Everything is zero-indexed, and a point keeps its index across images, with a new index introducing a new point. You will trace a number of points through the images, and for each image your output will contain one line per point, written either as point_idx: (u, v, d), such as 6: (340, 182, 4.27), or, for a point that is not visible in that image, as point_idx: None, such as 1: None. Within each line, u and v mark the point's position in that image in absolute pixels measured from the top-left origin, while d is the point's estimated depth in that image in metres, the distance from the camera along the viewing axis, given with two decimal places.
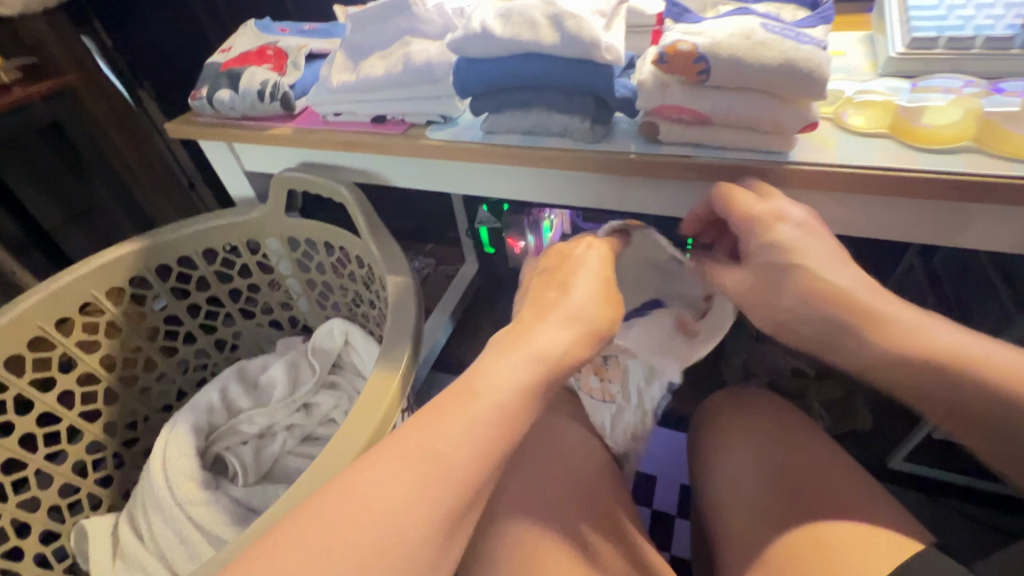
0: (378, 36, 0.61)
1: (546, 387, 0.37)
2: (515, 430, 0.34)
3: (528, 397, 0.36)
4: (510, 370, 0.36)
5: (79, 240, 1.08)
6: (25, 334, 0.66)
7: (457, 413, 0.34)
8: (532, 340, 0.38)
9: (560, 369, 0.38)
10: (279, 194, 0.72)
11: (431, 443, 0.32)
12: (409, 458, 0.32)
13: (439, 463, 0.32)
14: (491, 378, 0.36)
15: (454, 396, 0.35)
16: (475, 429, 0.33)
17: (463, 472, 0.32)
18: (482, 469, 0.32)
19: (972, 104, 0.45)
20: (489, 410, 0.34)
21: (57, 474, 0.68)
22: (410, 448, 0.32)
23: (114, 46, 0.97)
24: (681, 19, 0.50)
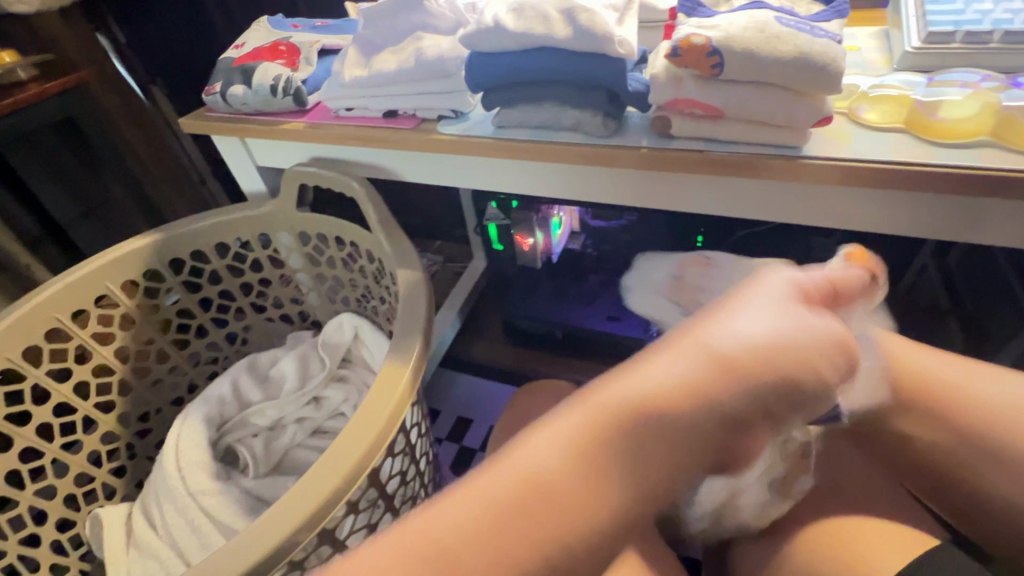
0: (390, 32, 0.61)
1: (605, 459, 0.33)
2: (540, 517, 0.30)
3: (570, 473, 0.32)
4: (584, 439, 0.33)
5: (93, 235, 1.10)
6: (42, 325, 0.67)
7: (497, 490, 0.31)
8: (606, 397, 0.35)
9: (632, 437, 0.33)
10: (291, 189, 0.72)
11: (430, 527, 0.30)
12: (403, 542, 0.30)
13: (432, 550, 0.29)
14: (528, 448, 0.33)
15: (499, 472, 0.33)
16: (489, 510, 0.31)
17: (479, 558, 0.29)
18: (492, 562, 0.29)
19: (990, 98, 0.44)
20: (542, 488, 0.31)
21: (72, 463, 0.69)
22: (408, 532, 0.30)
23: (127, 43, 0.98)
24: (694, 13, 0.50)
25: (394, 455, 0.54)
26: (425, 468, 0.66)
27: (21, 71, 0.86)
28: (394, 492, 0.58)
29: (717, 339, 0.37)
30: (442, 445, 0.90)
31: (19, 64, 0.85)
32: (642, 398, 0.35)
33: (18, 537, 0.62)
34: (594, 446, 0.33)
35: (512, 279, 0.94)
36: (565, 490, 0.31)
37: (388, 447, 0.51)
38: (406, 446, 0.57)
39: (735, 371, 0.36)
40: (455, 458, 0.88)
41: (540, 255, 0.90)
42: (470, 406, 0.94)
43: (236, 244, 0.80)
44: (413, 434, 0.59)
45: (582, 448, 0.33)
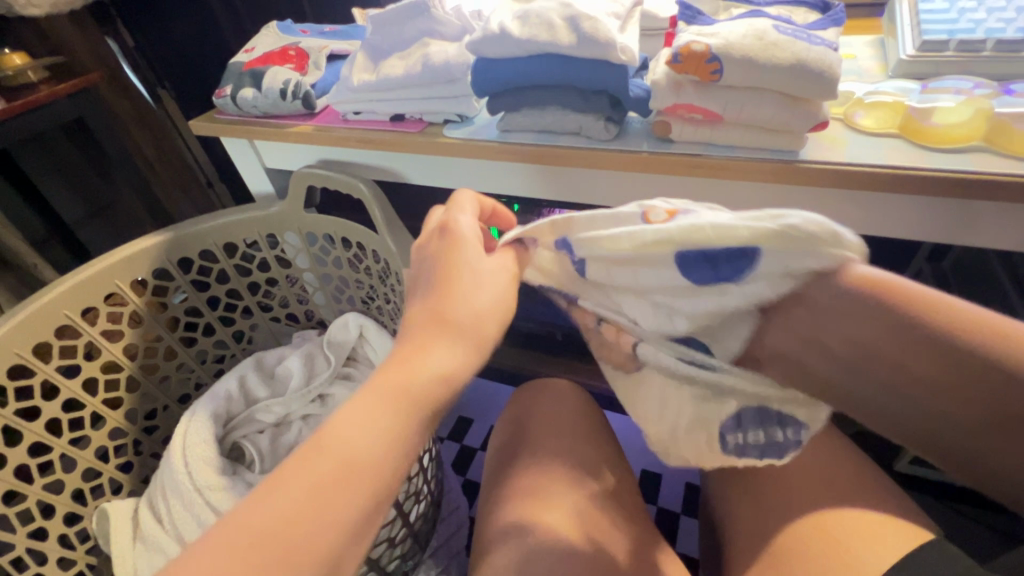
0: (397, 38, 0.63)
1: (421, 423, 0.34)
2: (378, 480, 0.32)
3: (395, 442, 0.33)
4: (378, 422, 0.33)
5: (100, 235, 1.11)
6: (53, 322, 0.68)
7: (296, 522, 0.29)
8: (407, 369, 0.35)
9: (435, 403, 0.35)
10: (299, 189, 0.73)
11: (273, 521, 0.29)
12: (249, 541, 0.28)
13: (292, 546, 0.29)
14: (353, 430, 0.32)
15: (288, 501, 0.30)
16: (333, 488, 0.31)
17: (328, 526, 0.30)
18: (349, 526, 0.31)
19: (983, 104, 0.45)
20: (354, 496, 0.31)
21: (81, 458, 0.70)
22: (254, 530, 0.29)
23: (136, 48, 1.00)
24: (694, 21, 0.51)
25: None
26: (428, 464, 0.67)
27: (31, 73, 0.87)
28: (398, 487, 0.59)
29: (458, 302, 0.38)
30: (443, 444, 0.91)
31: (29, 66, 0.85)
32: (411, 355, 0.36)
33: (28, 530, 0.63)
34: (408, 408, 0.34)
35: None
36: (376, 482, 0.32)
37: None
38: None
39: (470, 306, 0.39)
40: (456, 457, 0.89)
41: None
42: (471, 405, 0.95)
43: (244, 244, 0.81)
44: None
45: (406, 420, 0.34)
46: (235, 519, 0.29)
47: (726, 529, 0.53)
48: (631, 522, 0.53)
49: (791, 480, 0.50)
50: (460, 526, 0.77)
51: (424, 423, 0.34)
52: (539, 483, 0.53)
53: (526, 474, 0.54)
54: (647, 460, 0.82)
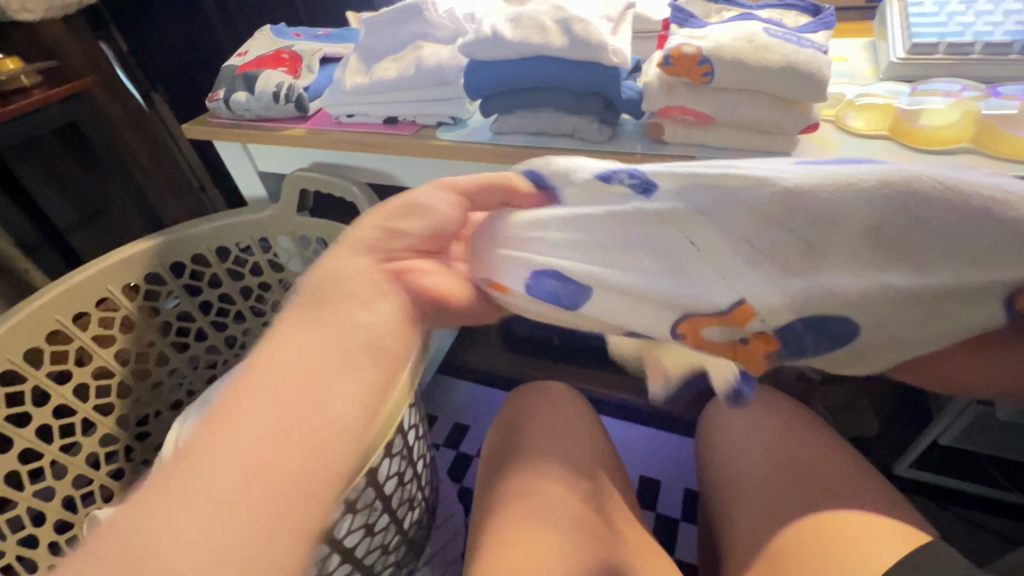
0: (390, 41, 0.63)
1: (347, 315, 0.33)
2: (315, 369, 0.31)
3: (322, 334, 0.32)
4: (299, 328, 0.32)
5: (92, 241, 1.11)
6: (44, 327, 0.67)
7: (228, 428, 0.28)
8: (318, 279, 0.35)
9: (357, 294, 0.34)
10: (291, 192, 0.73)
11: (207, 442, 0.27)
12: (188, 467, 0.27)
13: (228, 454, 0.27)
14: (275, 343, 0.32)
15: (217, 418, 0.28)
16: (262, 391, 0.29)
17: (266, 426, 0.28)
18: (286, 421, 0.28)
19: (970, 106, 0.46)
20: (269, 398, 0.29)
21: (72, 465, 0.69)
22: (188, 455, 0.27)
23: (128, 50, 1.02)
24: (686, 24, 0.51)
25: (394, 458, 0.55)
26: (423, 470, 0.66)
27: (24, 78, 0.86)
28: (392, 493, 0.58)
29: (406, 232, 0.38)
30: (439, 451, 0.90)
31: (22, 72, 0.85)
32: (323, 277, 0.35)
33: (17, 538, 0.62)
34: (326, 307, 0.33)
35: None
36: (296, 379, 0.30)
37: (385, 447, 0.50)
38: (404, 450, 0.57)
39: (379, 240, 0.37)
40: (452, 464, 0.88)
41: None
42: (467, 411, 0.95)
43: (237, 248, 0.80)
44: (411, 437, 0.59)
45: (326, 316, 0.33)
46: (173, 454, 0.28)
47: (725, 536, 0.52)
48: (626, 527, 0.52)
49: (791, 487, 0.50)
50: (456, 533, 0.76)
51: (346, 313, 0.33)
52: (533, 487, 0.52)
53: (521, 477, 0.54)
54: (646, 464, 0.81)
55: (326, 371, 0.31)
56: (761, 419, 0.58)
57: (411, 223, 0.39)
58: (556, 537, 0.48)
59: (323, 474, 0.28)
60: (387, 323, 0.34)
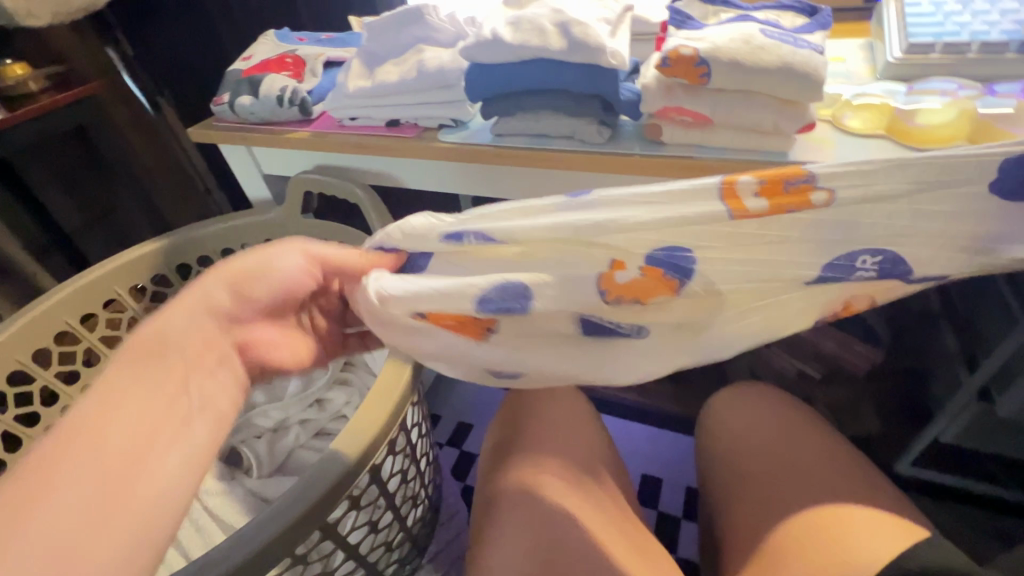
0: (392, 45, 0.64)
1: (189, 378, 0.40)
2: (158, 426, 0.36)
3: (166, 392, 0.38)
4: (142, 381, 0.38)
5: (100, 243, 1.12)
6: (53, 328, 0.69)
7: (64, 467, 0.32)
8: (163, 335, 0.40)
9: (196, 359, 0.41)
10: (296, 195, 0.74)
11: (41, 479, 0.31)
12: (13, 501, 0.30)
13: (58, 491, 0.31)
14: (116, 392, 0.36)
15: (52, 459, 0.32)
16: (105, 438, 0.34)
17: (104, 470, 0.33)
18: (124, 466, 0.34)
19: (966, 105, 0.46)
20: (105, 455, 0.34)
21: None
22: (16, 491, 0.31)
23: (135, 56, 0.99)
24: (684, 26, 0.52)
25: (397, 455, 0.56)
26: (426, 468, 0.66)
27: (32, 83, 0.87)
28: (395, 490, 0.58)
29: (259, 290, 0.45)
30: (442, 450, 0.91)
31: (30, 77, 0.85)
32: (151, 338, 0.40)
33: None
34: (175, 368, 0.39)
35: None
36: (137, 432, 0.35)
37: (389, 444, 0.51)
38: (407, 447, 0.58)
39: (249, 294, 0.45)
40: (456, 463, 0.89)
41: None
42: (470, 411, 0.95)
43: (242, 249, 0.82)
44: (414, 434, 0.60)
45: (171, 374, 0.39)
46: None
47: (724, 531, 0.53)
48: (625, 525, 0.53)
49: (791, 482, 0.51)
50: (460, 531, 0.77)
51: (187, 376, 0.40)
52: (534, 484, 0.53)
53: (523, 471, 0.54)
54: (648, 463, 0.82)
55: (158, 432, 0.36)
56: (761, 416, 0.58)
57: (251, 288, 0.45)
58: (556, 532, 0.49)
59: (142, 524, 0.33)
60: (220, 392, 0.41)
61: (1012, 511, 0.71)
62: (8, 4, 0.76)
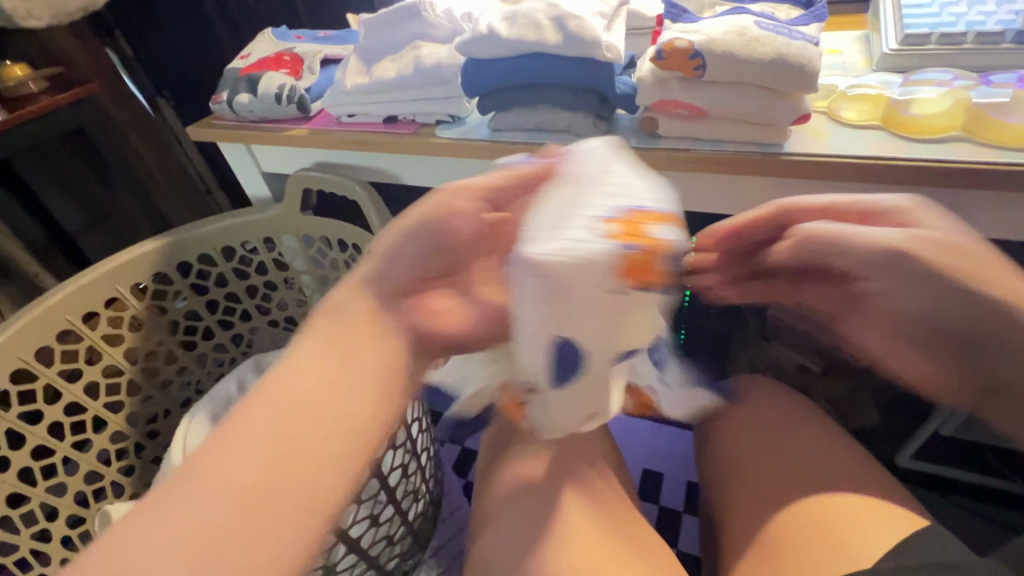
0: (389, 41, 0.64)
1: (354, 358, 0.33)
2: (315, 414, 0.30)
3: (325, 377, 0.32)
4: (309, 365, 0.32)
5: (100, 243, 1.13)
6: (56, 326, 0.69)
7: (228, 467, 0.28)
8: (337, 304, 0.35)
9: (359, 326, 0.34)
10: (295, 193, 0.74)
11: (206, 479, 0.28)
12: (182, 507, 0.27)
13: (217, 495, 0.28)
14: (278, 380, 0.32)
15: (218, 456, 0.29)
16: (258, 433, 0.29)
17: (260, 473, 0.28)
18: (272, 468, 0.28)
19: (961, 95, 0.46)
20: (262, 450, 0.29)
21: (83, 462, 0.71)
22: (187, 490, 0.28)
23: (135, 56, 1.03)
24: (678, 19, 0.52)
25: (397, 451, 0.56)
26: (427, 463, 0.67)
27: (33, 84, 0.88)
28: (396, 485, 0.59)
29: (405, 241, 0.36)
30: (443, 447, 0.91)
31: (30, 78, 0.86)
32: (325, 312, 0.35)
33: (31, 531, 0.63)
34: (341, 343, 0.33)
35: None
36: (288, 421, 0.30)
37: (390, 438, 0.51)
38: (408, 442, 0.58)
39: (382, 272, 0.36)
40: (457, 460, 0.89)
41: None
42: None
43: (243, 247, 0.82)
44: (414, 429, 0.61)
45: (334, 347, 0.33)
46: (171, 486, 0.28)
47: (724, 524, 0.53)
48: (624, 517, 0.53)
49: (788, 473, 0.51)
50: (461, 527, 0.77)
51: (354, 351, 0.33)
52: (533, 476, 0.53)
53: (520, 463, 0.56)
54: (649, 458, 0.82)
55: (305, 426, 0.30)
56: (759, 409, 0.58)
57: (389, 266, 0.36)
58: (558, 524, 0.50)
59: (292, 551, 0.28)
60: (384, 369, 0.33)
61: (1013, 504, 0.71)
62: (6, 5, 0.76)
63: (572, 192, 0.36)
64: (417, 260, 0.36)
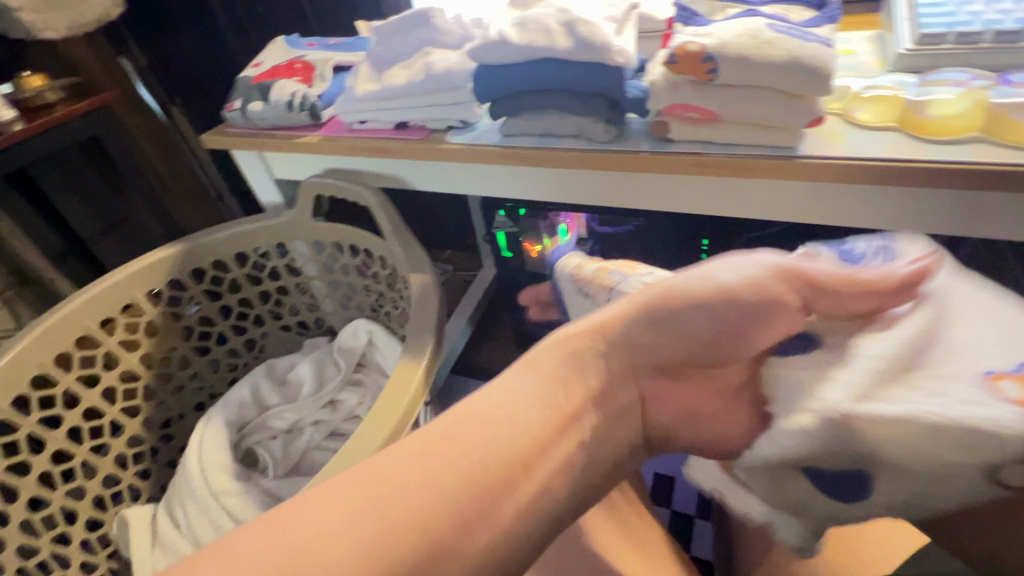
0: (400, 47, 0.65)
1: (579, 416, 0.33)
2: (535, 460, 0.30)
3: (552, 422, 0.32)
4: (533, 396, 0.32)
5: (115, 248, 1.14)
6: (74, 332, 0.70)
7: (444, 463, 0.28)
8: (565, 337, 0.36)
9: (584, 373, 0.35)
10: (307, 198, 0.75)
11: (422, 462, 0.28)
12: (388, 483, 0.27)
13: (433, 482, 0.28)
14: (499, 398, 0.32)
15: (433, 450, 0.29)
16: (469, 449, 0.29)
17: (475, 501, 0.27)
18: (483, 495, 0.28)
19: (979, 95, 0.45)
20: (466, 462, 0.29)
21: (101, 465, 0.72)
22: (400, 468, 0.28)
23: (149, 66, 1.04)
24: (690, 23, 0.52)
25: None
26: None
27: (49, 94, 0.89)
28: None
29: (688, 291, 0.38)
30: None
31: (47, 88, 0.87)
32: (566, 350, 0.35)
33: (51, 534, 0.64)
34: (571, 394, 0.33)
35: (522, 282, 0.96)
36: (507, 448, 0.30)
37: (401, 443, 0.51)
38: None
39: (639, 339, 0.37)
40: None
41: (548, 261, 0.89)
42: None
43: (255, 253, 0.83)
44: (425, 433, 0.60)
45: (559, 383, 0.34)
46: (386, 457, 0.29)
47: (739, 531, 0.53)
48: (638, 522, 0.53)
49: None
50: None
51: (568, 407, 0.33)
52: None
53: None
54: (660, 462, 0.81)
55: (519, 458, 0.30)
56: None
57: (660, 338, 0.37)
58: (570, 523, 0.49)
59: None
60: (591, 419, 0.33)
61: None
62: (25, 16, 0.78)
63: (927, 342, 0.32)
64: (676, 343, 0.37)
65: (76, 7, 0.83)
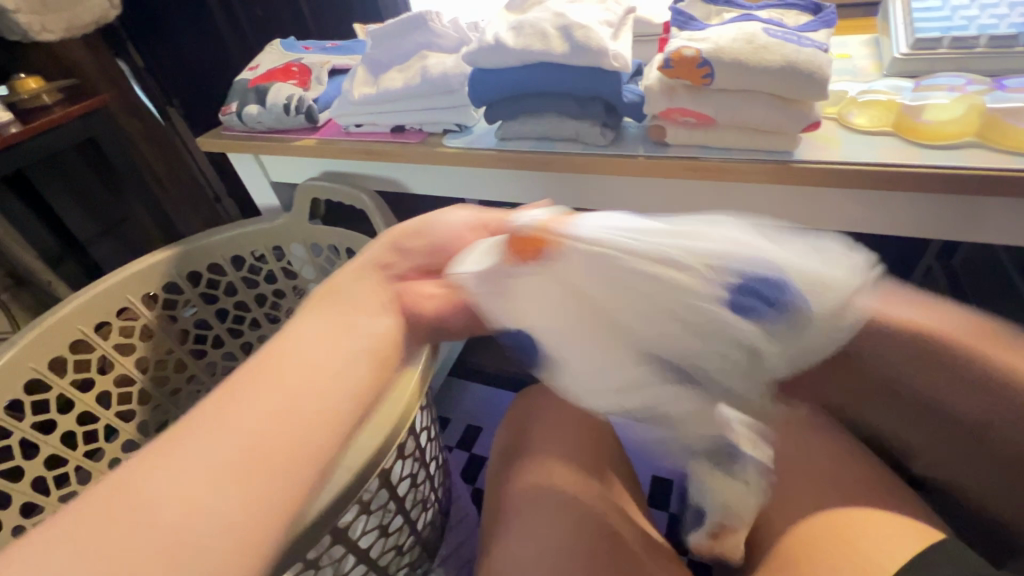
0: (397, 50, 0.64)
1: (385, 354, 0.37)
2: (334, 387, 0.33)
3: (349, 358, 0.35)
4: (335, 339, 0.36)
5: (111, 250, 1.14)
6: (68, 336, 0.70)
7: (242, 406, 0.31)
8: (362, 292, 0.40)
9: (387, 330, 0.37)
10: (304, 201, 0.75)
11: (228, 413, 0.30)
12: (190, 442, 0.29)
13: (233, 427, 0.30)
14: (301, 345, 0.35)
15: (233, 399, 0.31)
16: (277, 392, 0.32)
17: (277, 434, 0.30)
18: (289, 429, 0.30)
19: (975, 100, 0.46)
20: (267, 402, 0.31)
21: (95, 470, 0.71)
22: (207, 421, 0.30)
23: (145, 66, 1.04)
24: (686, 27, 0.52)
25: (406, 460, 0.55)
26: (436, 471, 0.67)
27: (46, 96, 0.89)
28: (405, 494, 0.59)
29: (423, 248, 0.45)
30: (452, 453, 0.90)
31: (43, 90, 0.87)
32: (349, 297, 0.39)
33: None
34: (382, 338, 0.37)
35: None
36: (302, 379, 0.33)
37: (399, 448, 0.51)
38: (416, 450, 0.58)
39: (387, 280, 0.43)
40: (465, 467, 0.88)
41: None
42: (480, 413, 0.95)
43: (252, 256, 0.83)
44: (422, 437, 0.60)
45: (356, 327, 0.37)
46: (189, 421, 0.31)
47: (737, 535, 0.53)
48: (634, 526, 0.53)
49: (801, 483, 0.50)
50: (470, 534, 0.77)
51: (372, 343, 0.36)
52: (543, 485, 0.54)
53: (530, 472, 0.56)
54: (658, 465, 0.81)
55: (314, 387, 0.32)
56: None
57: (396, 274, 0.42)
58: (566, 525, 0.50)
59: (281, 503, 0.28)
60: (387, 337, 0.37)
61: None
62: (20, 18, 0.77)
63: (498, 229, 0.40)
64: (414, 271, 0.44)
65: (74, 9, 0.82)
